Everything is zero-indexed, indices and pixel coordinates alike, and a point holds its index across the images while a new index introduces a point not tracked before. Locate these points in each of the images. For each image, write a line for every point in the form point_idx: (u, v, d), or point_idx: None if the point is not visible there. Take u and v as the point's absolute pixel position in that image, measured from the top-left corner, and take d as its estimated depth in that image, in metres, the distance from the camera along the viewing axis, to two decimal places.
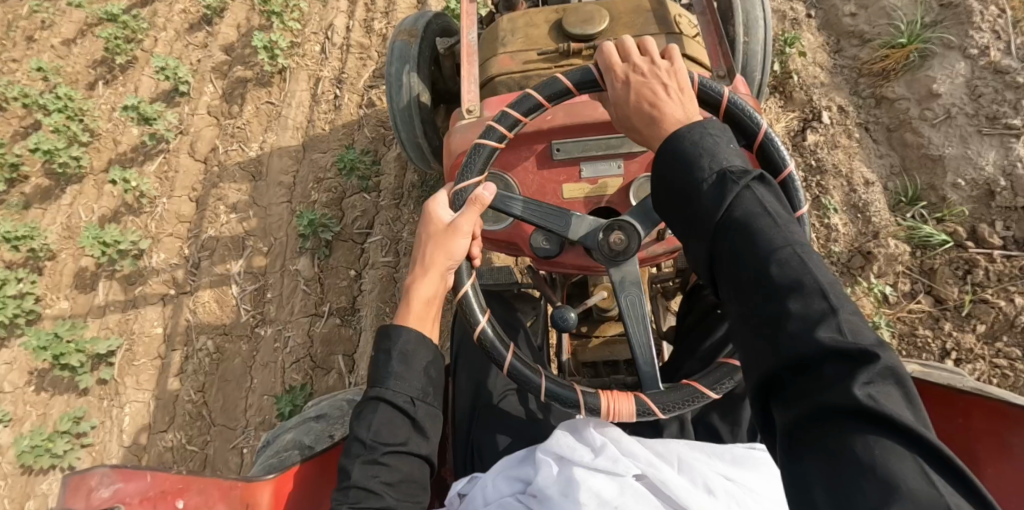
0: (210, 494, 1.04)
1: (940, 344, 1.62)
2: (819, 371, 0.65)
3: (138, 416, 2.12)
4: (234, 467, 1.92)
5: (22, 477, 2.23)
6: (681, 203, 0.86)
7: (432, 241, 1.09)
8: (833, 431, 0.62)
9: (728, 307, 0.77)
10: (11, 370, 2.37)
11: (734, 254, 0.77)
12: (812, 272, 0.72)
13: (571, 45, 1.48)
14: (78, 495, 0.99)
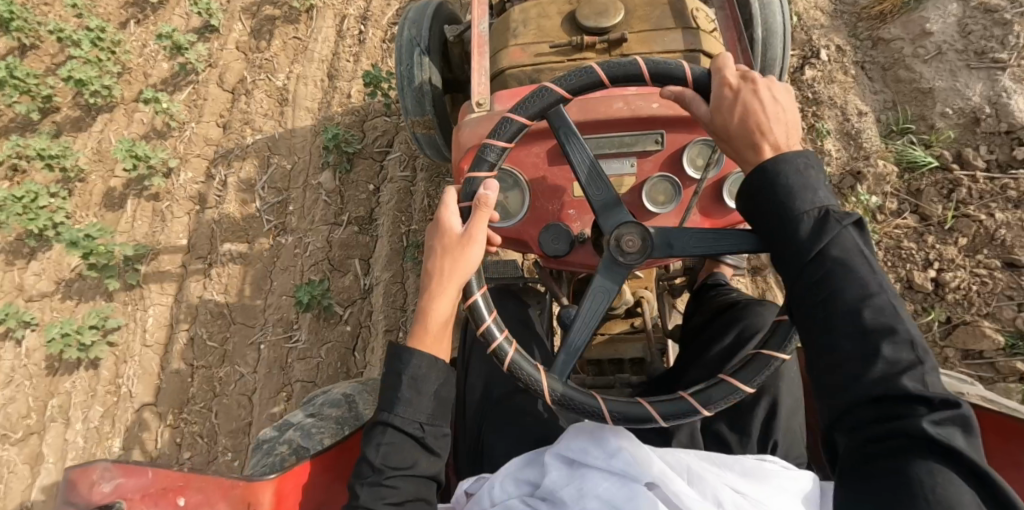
0: (211, 493, 1.03)
1: (923, 255, 1.73)
2: (897, 410, 0.74)
3: (161, 317, 2.25)
4: (251, 361, 2.05)
5: (47, 377, 2.38)
6: (770, 228, 0.88)
7: (446, 257, 1.02)
8: (896, 461, 0.73)
9: (803, 323, 0.85)
10: (41, 279, 2.51)
11: (826, 292, 0.82)
12: (902, 321, 0.79)
13: (584, 39, 1.47)
14: (81, 486, 0.99)
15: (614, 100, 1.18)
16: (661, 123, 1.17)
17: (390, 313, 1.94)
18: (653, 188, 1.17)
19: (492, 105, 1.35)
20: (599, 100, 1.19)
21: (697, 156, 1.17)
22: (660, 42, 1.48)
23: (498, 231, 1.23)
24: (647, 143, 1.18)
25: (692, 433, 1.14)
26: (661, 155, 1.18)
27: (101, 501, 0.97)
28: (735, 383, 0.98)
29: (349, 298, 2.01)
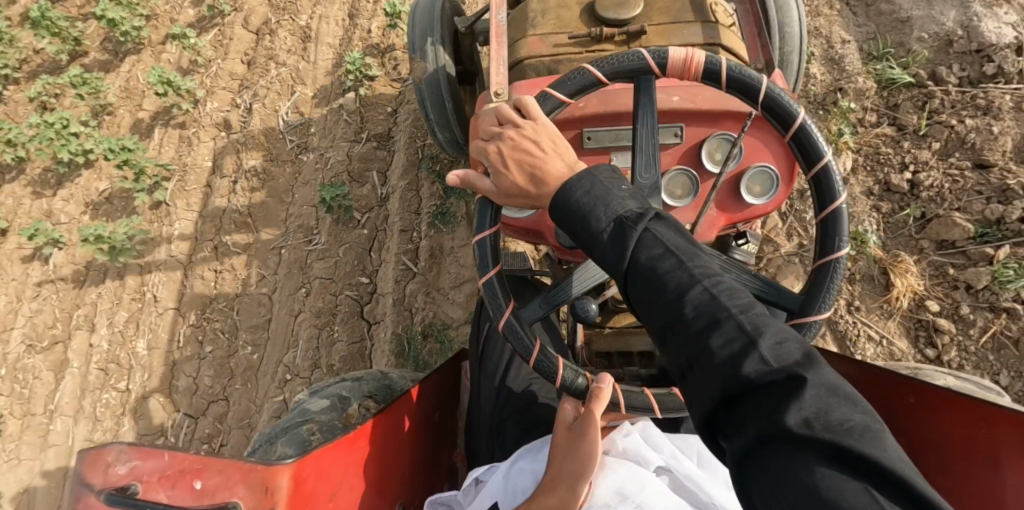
0: (231, 475, 0.94)
1: (900, 158, 1.87)
2: (754, 404, 0.72)
3: (186, 231, 2.38)
4: (272, 265, 2.18)
5: (73, 292, 2.52)
6: (586, 251, 0.93)
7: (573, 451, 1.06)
8: (777, 461, 0.68)
9: (661, 346, 0.86)
10: (69, 203, 2.65)
11: (650, 296, 0.85)
12: (725, 309, 0.80)
13: (604, 30, 1.54)
14: (94, 469, 0.88)
15: (634, 94, 1.30)
16: (682, 117, 1.30)
17: (405, 216, 2.08)
18: (671, 181, 1.28)
19: (511, 96, 1.43)
20: (617, 94, 1.30)
21: (715, 151, 1.29)
22: (679, 34, 1.56)
23: (516, 222, 1.36)
24: (668, 135, 1.30)
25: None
26: (677, 150, 1.31)
27: (116, 484, 0.88)
28: None
29: (368, 205, 2.16)
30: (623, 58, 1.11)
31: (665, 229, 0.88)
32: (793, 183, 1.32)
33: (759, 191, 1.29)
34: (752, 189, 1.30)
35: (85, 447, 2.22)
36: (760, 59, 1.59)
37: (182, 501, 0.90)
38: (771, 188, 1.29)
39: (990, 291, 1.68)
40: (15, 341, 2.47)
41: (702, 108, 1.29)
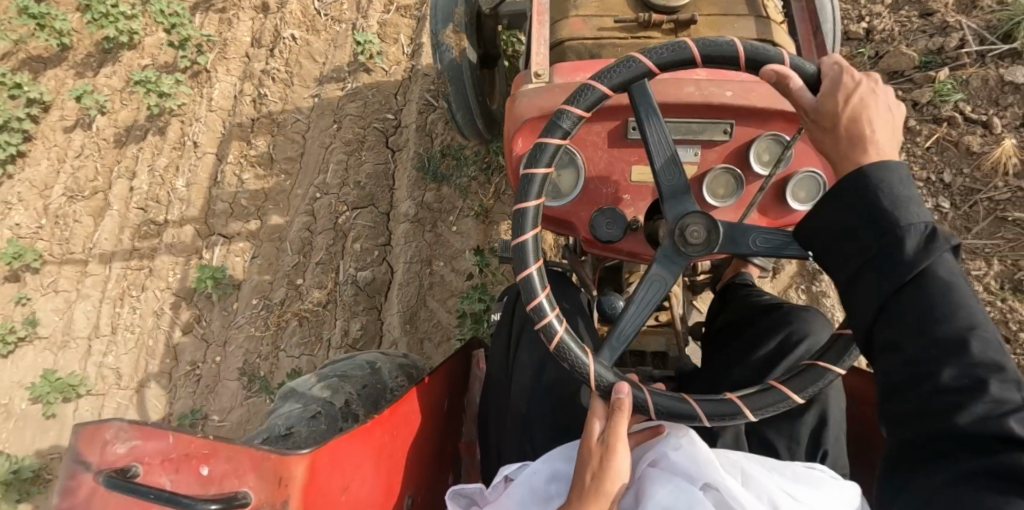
0: (239, 463, 0.89)
1: (858, 12, 2.16)
2: (981, 443, 0.65)
3: (225, 91, 2.61)
4: (305, 110, 2.45)
5: (113, 150, 2.73)
6: (852, 228, 0.76)
7: (593, 464, 0.95)
8: (973, 496, 0.64)
9: (880, 346, 0.75)
10: (112, 76, 2.84)
11: (911, 308, 0.72)
12: (994, 353, 0.69)
13: (653, 16, 1.40)
14: (91, 447, 0.86)
15: (686, 83, 1.12)
16: (735, 113, 1.11)
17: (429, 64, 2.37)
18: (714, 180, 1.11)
19: (552, 77, 1.28)
20: (668, 83, 1.12)
21: (764, 152, 1.12)
22: (730, 28, 1.43)
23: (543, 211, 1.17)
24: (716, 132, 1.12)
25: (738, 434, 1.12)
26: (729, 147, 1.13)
27: (114, 464, 0.86)
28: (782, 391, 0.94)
29: (396, 60, 2.44)
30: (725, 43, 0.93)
31: (959, 289, 0.71)
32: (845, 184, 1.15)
33: (804, 196, 1.13)
34: (797, 194, 1.13)
35: (122, 272, 2.43)
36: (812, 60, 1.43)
37: (185, 486, 0.87)
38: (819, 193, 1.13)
39: (933, 105, 1.95)
40: (58, 193, 2.69)
41: (757, 106, 1.10)
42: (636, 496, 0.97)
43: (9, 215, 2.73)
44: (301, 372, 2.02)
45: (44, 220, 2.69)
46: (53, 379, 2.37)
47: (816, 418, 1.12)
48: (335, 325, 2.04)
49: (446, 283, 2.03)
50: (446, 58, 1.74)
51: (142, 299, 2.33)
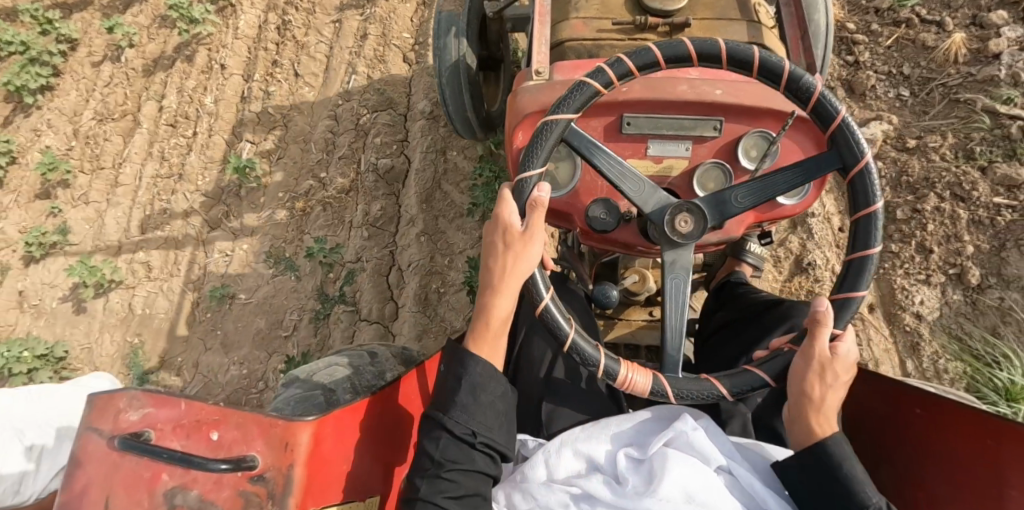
0: (246, 429, 0.97)
1: None
2: None
3: (250, 22, 2.78)
4: (328, 35, 2.64)
5: (140, 79, 2.89)
6: (818, 482, 1.02)
7: (507, 251, 1.05)
8: None
9: None
10: (142, 12, 2.97)
11: None
12: None
13: (649, 19, 1.51)
14: (106, 415, 0.96)
15: (679, 82, 1.22)
16: (725, 111, 1.21)
17: None
18: (705, 174, 1.24)
19: (552, 74, 1.34)
20: (663, 81, 1.22)
21: (752, 148, 1.23)
22: (722, 31, 1.56)
23: (545, 203, 1.30)
24: (707, 129, 1.23)
25: (744, 424, 1.32)
26: (719, 143, 1.24)
27: (128, 429, 0.96)
28: (758, 374, 1.08)
29: None
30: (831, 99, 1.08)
31: (855, 469, 1.01)
32: (824, 182, 1.27)
33: (789, 190, 1.25)
34: None
35: (152, 181, 2.59)
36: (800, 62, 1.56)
37: (196, 449, 0.95)
38: (802, 189, 1.26)
39: (893, 11, 2.20)
40: (87, 118, 2.84)
41: (745, 104, 1.21)
42: (647, 476, 1.04)
43: (41, 140, 2.89)
44: (326, 238, 2.22)
45: (74, 143, 2.83)
46: (89, 262, 2.51)
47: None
48: (356, 208, 2.24)
49: (458, 169, 2.25)
50: (445, 61, 1.85)
51: (172, 203, 2.50)
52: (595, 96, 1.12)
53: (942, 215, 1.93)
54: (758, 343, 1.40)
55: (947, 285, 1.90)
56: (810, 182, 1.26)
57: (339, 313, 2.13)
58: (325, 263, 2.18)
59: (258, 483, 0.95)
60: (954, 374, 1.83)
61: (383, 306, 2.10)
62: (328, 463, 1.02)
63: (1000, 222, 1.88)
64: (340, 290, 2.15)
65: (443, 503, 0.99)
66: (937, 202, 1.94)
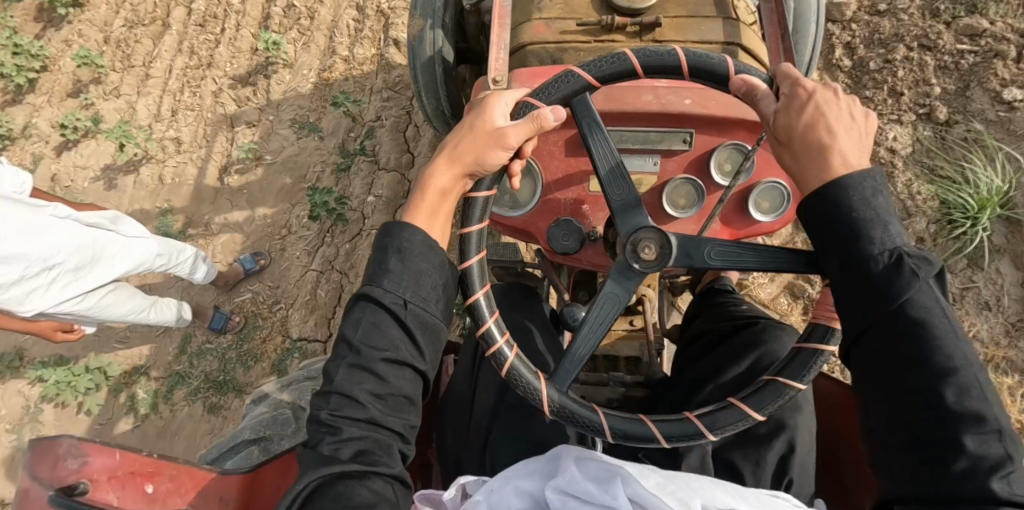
0: (182, 482, 0.99)
1: None
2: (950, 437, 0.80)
3: None
4: None
5: None
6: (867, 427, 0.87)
7: (467, 141, 1.01)
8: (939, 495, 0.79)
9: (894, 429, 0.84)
10: None
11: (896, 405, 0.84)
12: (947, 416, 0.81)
13: (616, 20, 1.42)
14: (42, 463, 0.90)
15: (643, 92, 1.19)
16: (693, 122, 1.18)
17: None
18: (675, 190, 1.19)
19: (509, 83, 1.31)
20: (623, 93, 1.19)
21: (726, 161, 1.20)
22: (697, 30, 1.47)
23: (506, 220, 1.27)
24: (675, 141, 1.20)
25: (703, 457, 1.11)
26: (686, 157, 1.21)
27: (65, 480, 0.90)
28: (739, 408, 0.96)
29: None
30: None
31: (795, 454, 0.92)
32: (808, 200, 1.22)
33: (768, 207, 1.21)
34: (760, 205, 1.21)
35: (183, 70, 2.75)
36: (781, 63, 1.40)
37: (132, 503, 0.94)
38: (781, 205, 1.21)
39: None
40: (119, 25, 2.99)
41: (715, 115, 1.17)
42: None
43: (72, 49, 3.01)
44: (350, 92, 2.45)
45: (106, 47, 2.98)
46: (125, 128, 2.66)
47: (783, 444, 1.10)
48: (377, 76, 2.45)
49: None
50: (420, 57, 1.76)
51: (201, 87, 2.67)
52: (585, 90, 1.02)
53: (911, 63, 2.11)
54: (725, 370, 1.22)
55: (918, 124, 2.07)
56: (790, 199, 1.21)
57: (360, 163, 2.32)
58: (350, 113, 2.40)
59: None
60: (926, 195, 1.98)
61: (401, 155, 2.30)
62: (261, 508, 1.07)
63: (964, 65, 2.06)
64: (361, 144, 2.35)
65: (364, 397, 0.89)
66: (906, 52, 2.12)
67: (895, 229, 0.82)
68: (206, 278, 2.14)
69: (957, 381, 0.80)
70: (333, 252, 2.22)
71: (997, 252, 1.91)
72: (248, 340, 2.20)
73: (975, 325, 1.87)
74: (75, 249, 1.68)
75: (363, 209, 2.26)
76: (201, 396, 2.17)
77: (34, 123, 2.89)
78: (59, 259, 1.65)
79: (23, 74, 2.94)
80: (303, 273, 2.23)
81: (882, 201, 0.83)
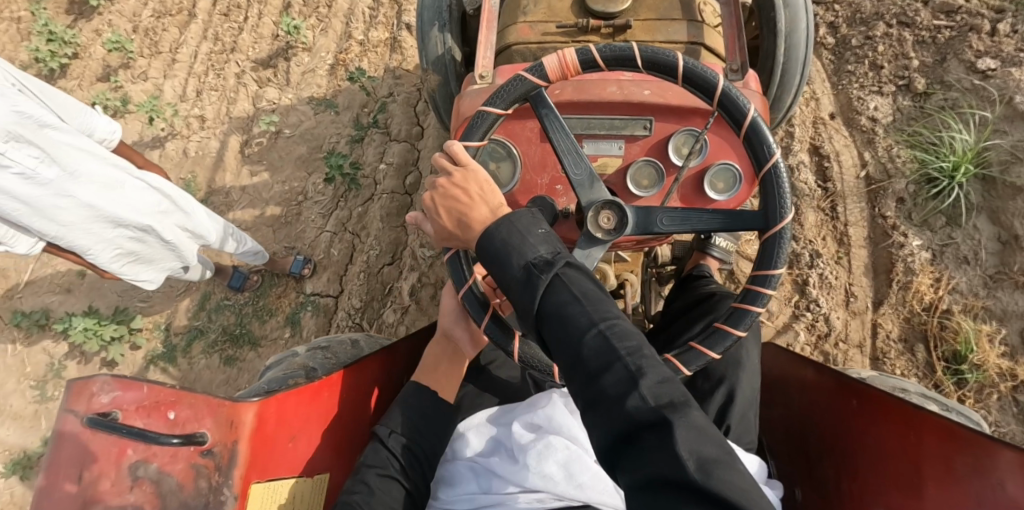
0: (199, 410, 1.17)
1: None
2: (633, 421, 0.88)
3: None
4: None
5: None
6: (585, 406, 0.94)
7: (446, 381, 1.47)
8: (662, 496, 0.84)
9: (595, 437, 0.92)
10: None
11: (591, 404, 0.93)
12: (616, 364, 0.93)
13: (591, 23, 1.61)
14: (79, 398, 1.09)
15: (609, 84, 1.35)
16: (652, 111, 1.33)
17: None
18: (637, 171, 1.33)
19: (494, 78, 1.49)
20: (593, 84, 1.34)
21: (682, 145, 1.33)
22: (664, 32, 1.62)
23: None
24: (636, 128, 1.34)
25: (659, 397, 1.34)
26: (649, 141, 1.34)
27: (99, 409, 1.09)
28: (699, 351, 1.14)
29: None
30: (782, 183, 1.15)
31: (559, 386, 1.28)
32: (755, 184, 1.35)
33: (722, 187, 1.32)
34: (715, 185, 1.32)
35: (208, 55, 2.93)
36: (736, 59, 1.50)
37: (156, 427, 1.13)
38: (733, 186, 1.32)
39: None
40: (147, 16, 3.19)
41: (671, 104, 1.33)
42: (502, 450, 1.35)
43: (102, 37, 3.21)
44: (366, 69, 2.61)
45: (135, 35, 3.17)
46: (155, 103, 2.83)
47: (724, 395, 1.38)
48: (390, 58, 2.62)
49: None
50: (431, 55, 1.91)
51: (225, 69, 2.85)
52: (538, 90, 1.22)
53: (891, 39, 2.24)
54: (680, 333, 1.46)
55: (898, 94, 2.20)
56: (742, 180, 1.33)
57: (373, 135, 2.46)
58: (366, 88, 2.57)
59: (208, 457, 1.16)
60: (906, 158, 2.10)
61: (411, 127, 2.44)
62: (272, 437, 1.27)
63: (940, 39, 2.20)
64: (374, 118, 2.50)
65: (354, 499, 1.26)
66: (886, 29, 2.26)
67: (530, 249, 1.03)
68: (262, 261, 2.20)
69: (608, 357, 0.94)
70: (346, 214, 2.36)
71: (974, 210, 2.00)
72: (263, 297, 2.32)
73: (954, 279, 1.95)
74: (146, 214, 1.75)
75: (374, 176, 2.40)
76: (217, 349, 2.29)
77: None
78: (128, 219, 1.73)
79: (56, 59, 3.13)
80: (318, 234, 2.36)
81: (534, 228, 1.06)
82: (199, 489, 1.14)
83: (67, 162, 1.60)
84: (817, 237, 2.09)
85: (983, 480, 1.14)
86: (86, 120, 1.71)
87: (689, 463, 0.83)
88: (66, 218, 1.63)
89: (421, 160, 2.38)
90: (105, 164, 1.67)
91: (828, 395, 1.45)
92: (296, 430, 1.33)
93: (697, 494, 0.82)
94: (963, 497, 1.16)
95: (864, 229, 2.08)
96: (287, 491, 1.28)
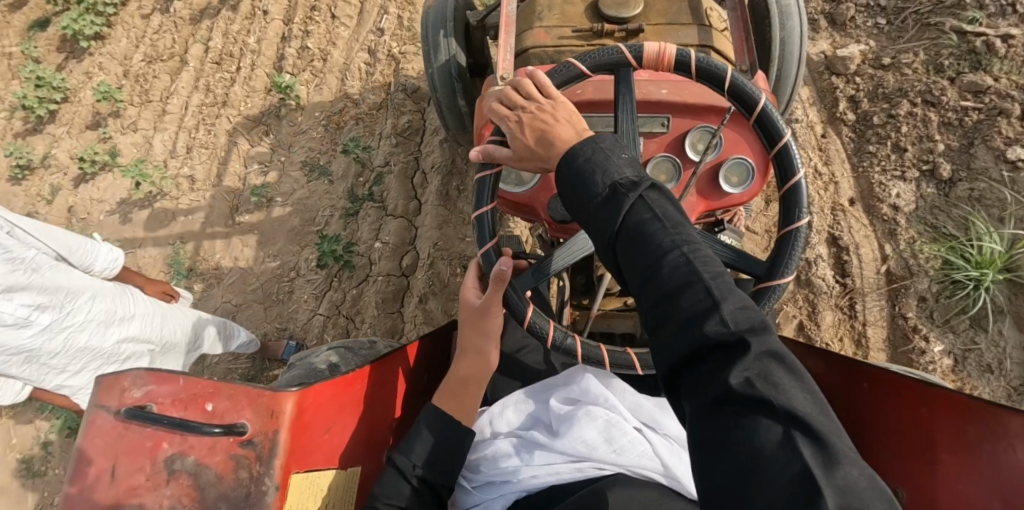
0: (239, 400, 1.07)
1: None
2: (706, 348, 0.72)
3: None
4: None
5: (188, 27, 3.09)
6: (652, 325, 0.79)
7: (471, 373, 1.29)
8: (732, 424, 0.68)
9: (658, 360, 0.77)
10: None
11: (659, 320, 0.78)
12: (695, 277, 0.78)
13: (605, 27, 1.50)
14: (112, 392, 1.02)
15: None
16: (669, 108, 1.27)
17: None
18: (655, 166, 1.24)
19: (515, 79, 1.37)
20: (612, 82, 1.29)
21: (697, 141, 1.25)
22: (674, 36, 1.52)
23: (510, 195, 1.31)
24: (653, 125, 1.28)
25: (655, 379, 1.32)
26: (666, 138, 1.28)
27: (135, 404, 1.02)
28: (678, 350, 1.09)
29: None
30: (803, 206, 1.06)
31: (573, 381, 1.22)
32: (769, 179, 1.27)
33: (736, 181, 1.24)
34: (729, 180, 1.24)
35: (198, 109, 2.80)
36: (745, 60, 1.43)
37: (194, 418, 1.04)
38: (746, 180, 1.23)
39: None
40: (138, 60, 3.06)
41: (688, 103, 1.27)
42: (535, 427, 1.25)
43: (93, 81, 3.08)
44: (359, 139, 2.50)
45: (125, 80, 3.04)
46: (141, 166, 2.71)
47: None
48: (385, 122, 2.50)
49: None
50: (436, 61, 1.80)
51: (216, 125, 2.73)
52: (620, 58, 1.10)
53: (914, 119, 2.12)
54: None
55: (921, 181, 2.08)
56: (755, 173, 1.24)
57: (367, 210, 2.37)
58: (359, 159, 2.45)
59: (249, 447, 1.06)
60: (929, 255, 1.98)
61: (408, 203, 2.34)
62: (311, 427, 1.14)
63: (967, 122, 2.06)
64: (369, 190, 2.40)
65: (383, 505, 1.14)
66: (909, 108, 2.13)
67: (615, 168, 0.89)
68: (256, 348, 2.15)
69: (687, 277, 0.78)
70: (340, 296, 2.27)
71: (1000, 312, 1.90)
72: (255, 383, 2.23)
73: (977, 388, 1.86)
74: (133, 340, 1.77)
75: (369, 254, 2.30)
76: None
77: (53, 153, 2.95)
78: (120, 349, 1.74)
79: (44, 106, 3.02)
80: (310, 317, 2.27)
81: (619, 152, 0.92)
82: (241, 480, 1.04)
83: (67, 303, 1.62)
84: (834, 339, 2.00)
85: (998, 448, 1.02)
86: (84, 253, 1.71)
87: (768, 392, 0.68)
88: (59, 360, 1.64)
89: (419, 239, 2.28)
90: (106, 295, 1.72)
91: (834, 378, 1.32)
92: (331, 421, 1.20)
93: (779, 416, 0.67)
94: (980, 475, 1.04)
95: (883, 330, 1.97)
96: (327, 484, 1.17)
